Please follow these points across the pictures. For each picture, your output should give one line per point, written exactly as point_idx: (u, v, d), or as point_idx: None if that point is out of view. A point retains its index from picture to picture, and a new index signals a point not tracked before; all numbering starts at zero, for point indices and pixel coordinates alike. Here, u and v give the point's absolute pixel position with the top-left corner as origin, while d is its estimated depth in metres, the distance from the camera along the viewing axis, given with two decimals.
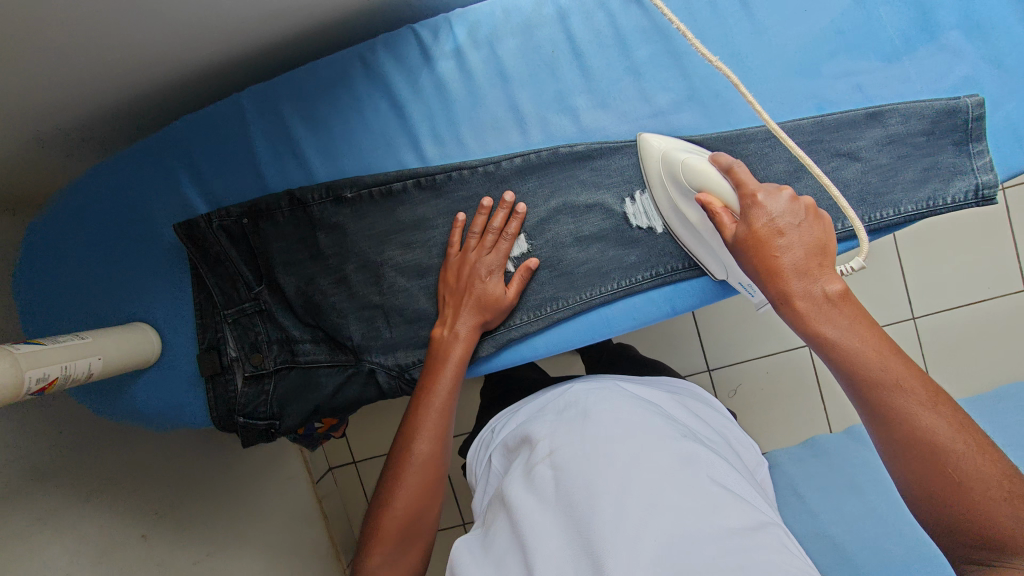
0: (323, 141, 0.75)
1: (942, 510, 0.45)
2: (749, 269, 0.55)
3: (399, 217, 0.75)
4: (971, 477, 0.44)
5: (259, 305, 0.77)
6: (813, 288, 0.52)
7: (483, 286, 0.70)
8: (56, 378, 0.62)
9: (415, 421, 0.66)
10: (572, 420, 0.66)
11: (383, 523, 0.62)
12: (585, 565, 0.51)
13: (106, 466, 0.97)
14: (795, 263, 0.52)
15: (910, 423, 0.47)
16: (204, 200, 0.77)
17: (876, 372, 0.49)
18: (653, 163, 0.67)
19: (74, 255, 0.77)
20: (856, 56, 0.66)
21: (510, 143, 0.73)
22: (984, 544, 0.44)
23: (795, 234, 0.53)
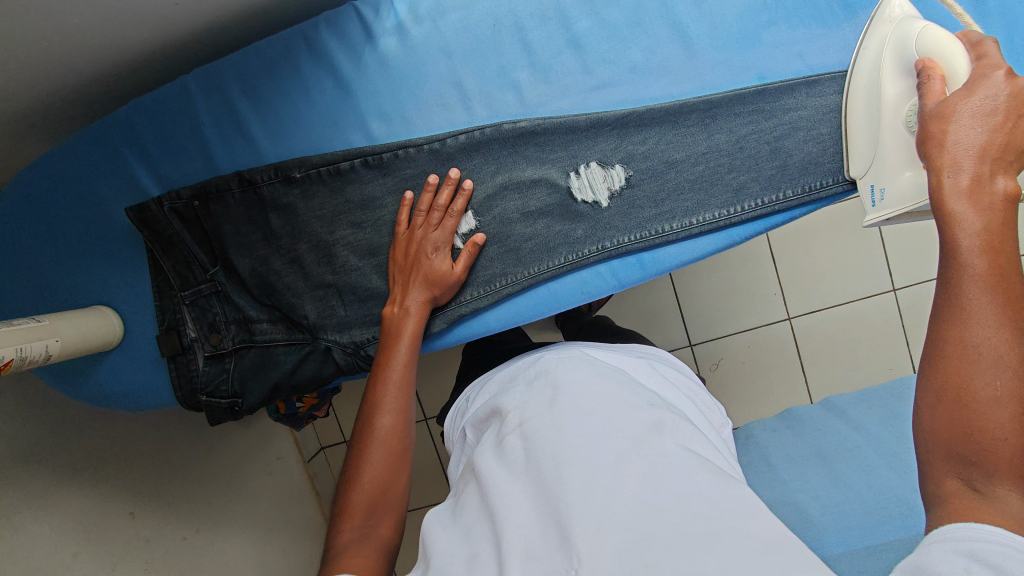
0: (271, 121, 0.75)
1: (957, 421, 0.46)
2: (919, 139, 0.57)
3: (348, 196, 0.76)
4: (994, 401, 0.45)
5: (215, 286, 0.79)
6: (990, 177, 0.52)
7: (430, 261, 0.71)
8: (11, 359, 0.64)
9: (379, 397, 0.67)
10: (542, 393, 0.67)
11: (352, 499, 0.62)
12: (552, 532, 0.51)
13: (91, 447, 1.00)
14: (981, 141, 0.52)
15: (972, 326, 0.48)
16: (157, 184, 0.78)
17: (981, 266, 0.49)
18: (881, 26, 0.62)
19: (33, 242, 0.78)
20: (793, 26, 0.67)
21: (455, 119, 0.73)
22: (976, 463, 0.45)
23: (995, 116, 0.53)
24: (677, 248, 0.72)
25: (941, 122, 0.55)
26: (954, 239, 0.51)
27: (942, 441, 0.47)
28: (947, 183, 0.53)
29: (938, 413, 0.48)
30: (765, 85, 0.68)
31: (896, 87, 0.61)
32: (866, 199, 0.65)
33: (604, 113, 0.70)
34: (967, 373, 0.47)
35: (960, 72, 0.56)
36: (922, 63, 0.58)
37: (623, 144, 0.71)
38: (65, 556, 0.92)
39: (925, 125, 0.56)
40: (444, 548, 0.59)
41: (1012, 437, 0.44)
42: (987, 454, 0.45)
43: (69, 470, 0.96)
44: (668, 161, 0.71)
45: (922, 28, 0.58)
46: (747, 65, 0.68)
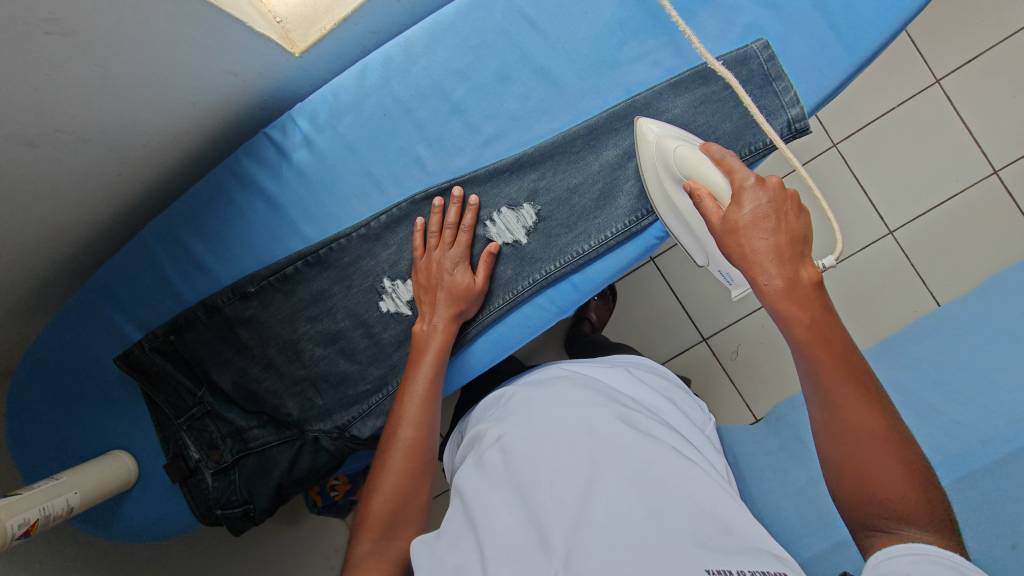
0: (220, 248, 0.84)
1: (863, 492, 0.51)
2: (728, 255, 0.60)
3: (300, 295, 0.83)
4: (881, 471, 0.51)
5: (205, 406, 0.85)
6: (794, 274, 0.56)
7: (450, 277, 0.75)
8: (37, 519, 0.71)
9: (403, 410, 0.70)
10: (518, 410, 0.67)
11: (373, 510, 0.65)
12: (534, 539, 0.51)
13: None
14: (775, 246, 0.56)
15: (840, 404, 0.54)
16: (138, 329, 0.86)
17: (824, 357, 0.55)
18: (646, 150, 0.70)
19: (48, 409, 0.88)
20: (642, 39, 0.72)
21: (374, 203, 0.80)
22: (891, 518, 0.50)
23: (767, 219, 0.57)
24: (602, 263, 0.76)
25: (737, 239, 0.58)
26: (792, 338, 0.56)
27: (853, 506, 0.52)
28: (767, 288, 0.57)
29: (837, 453, 0.54)
30: (633, 96, 0.73)
31: (685, 200, 0.68)
32: (723, 281, 0.71)
33: (499, 162, 0.76)
34: (848, 450, 0.53)
35: (722, 186, 0.62)
36: (688, 186, 0.63)
37: (525, 183, 0.76)
38: None
39: (722, 241, 0.60)
40: (429, 560, 0.56)
41: (910, 488, 0.50)
42: (897, 507, 0.50)
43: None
44: (569, 187, 0.76)
45: (678, 154, 0.65)
46: (613, 85, 0.74)
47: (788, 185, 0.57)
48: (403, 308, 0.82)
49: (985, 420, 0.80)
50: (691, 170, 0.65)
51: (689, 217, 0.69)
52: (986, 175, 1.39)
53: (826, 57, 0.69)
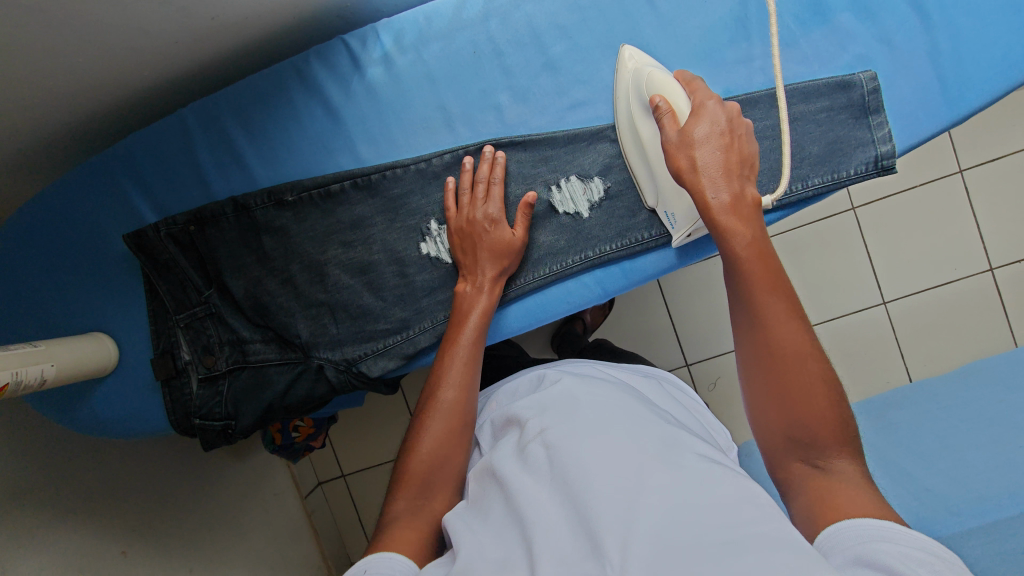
0: (264, 148, 0.78)
1: (787, 416, 0.55)
2: (676, 167, 0.63)
3: (339, 216, 0.79)
4: (804, 395, 0.54)
5: (209, 308, 0.80)
6: (741, 191, 0.61)
7: (490, 232, 0.72)
8: (7, 383, 0.65)
9: (444, 371, 0.68)
10: (557, 399, 0.64)
11: (411, 468, 0.63)
12: (584, 542, 0.48)
13: (97, 488, 1.10)
14: (719, 162, 0.61)
15: (771, 330, 0.57)
16: (153, 210, 0.80)
17: (769, 298, 0.57)
18: (624, 75, 0.71)
19: (32, 271, 0.81)
20: (754, 42, 0.71)
21: (440, 140, 0.76)
22: (811, 445, 0.54)
23: (721, 142, 0.62)
24: (658, 256, 0.75)
25: (690, 150, 0.62)
26: (731, 251, 0.60)
27: (780, 431, 0.56)
28: (713, 201, 0.61)
29: (771, 412, 0.56)
30: (731, 97, 0.71)
31: (648, 128, 0.69)
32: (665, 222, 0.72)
33: (579, 130, 0.74)
34: (776, 376, 0.56)
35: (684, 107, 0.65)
36: (655, 101, 0.65)
37: (600, 159, 0.74)
38: None
39: (673, 151, 0.63)
40: (469, 546, 0.54)
41: (828, 416, 0.54)
42: (815, 435, 0.54)
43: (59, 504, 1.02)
44: None
45: (652, 76, 0.67)
46: (714, 80, 0.72)
47: (738, 108, 0.63)
48: (443, 254, 0.79)
49: (957, 494, 0.83)
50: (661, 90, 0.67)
51: (647, 149, 0.69)
52: (981, 270, 1.45)
53: (925, 106, 0.69)
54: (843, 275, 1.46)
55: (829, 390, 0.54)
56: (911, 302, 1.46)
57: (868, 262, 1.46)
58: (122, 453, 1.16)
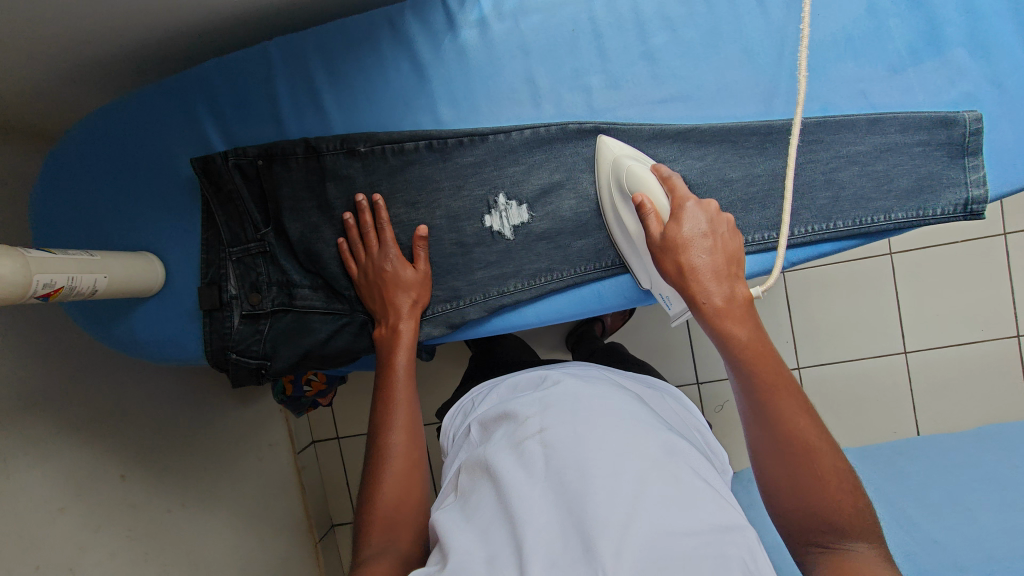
0: (343, 95, 0.77)
1: (808, 507, 0.56)
2: (668, 265, 0.65)
3: (407, 175, 0.77)
4: (824, 478, 0.56)
5: (264, 247, 0.79)
6: (731, 292, 0.62)
7: (392, 271, 0.75)
8: (62, 287, 0.65)
9: (388, 414, 0.70)
10: (560, 398, 0.65)
11: (376, 513, 0.65)
12: (575, 545, 0.51)
13: (101, 414, 1.20)
14: (711, 265, 0.63)
15: (791, 425, 0.58)
16: (223, 140, 0.80)
17: (783, 401, 0.58)
18: (605, 165, 0.72)
19: (96, 182, 0.81)
20: (860, 63, 0.69)
21: (522, 114, 0.75)
22: (828, 530, 0.56)
23: (707, 248, 0.63)
24: None
25: (684, 260, 0.63)
26: (733, 356, 0.61)
27: (796, 524, 0.57)
28: (707, 306, 0.62)
29: (791, 502, 0.57)
30: (827, 116, 0.70)
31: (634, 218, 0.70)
32: (663, 305, 0.72)
33: (666, 126, 0.72)
34: (782, 467, 0.58)
35: (664, 203, 0.67)
36: (638, 199, 0.66)
37: (682, 158, 0.72)
38: (52, 510, 1.07)
39: (662, 256, 0.65)
40: (459, 544, 0.56)
41: (846, 499, 0.56)
42: (835, 522, 0.56)
43: (63, 426, 1.11)
44: (723, 179, 0.72)
45: (630, 169, 0.69)
46: (813, 96, 0.70)
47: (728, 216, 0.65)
48: (506, 230, 0.77)
49: (969, 553, 0.82)
50: (640, 185, 0.68)
51: (636, 239, 0.71)
52: (1009, 336, 1.43)
53: None
54: (869, 319, 1.45)
55: (843, 474, 0.57)
56: (930, 355, 1.45)
57: (895, 310, 1.44)
58: (133, 391, 1.28)
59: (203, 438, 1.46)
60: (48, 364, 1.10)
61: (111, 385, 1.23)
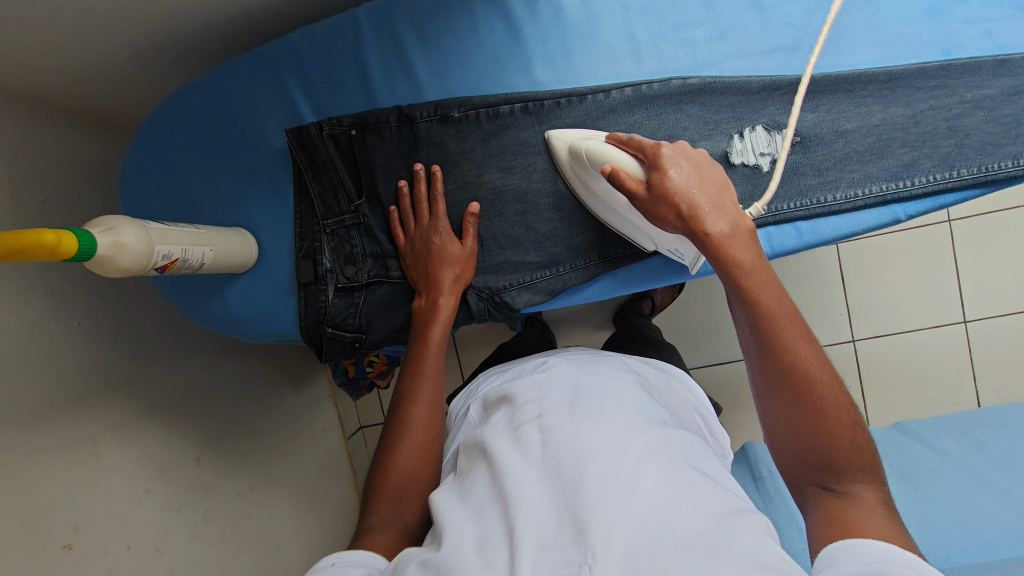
0: (434, 59, 0.76)
1: (813, 445, 0.56)
2: (662, 217, 0.62)
3: (502, 140, 0.76)
4: (827, 409, 0.56)
5: (358, 218, 0.80)
6: (734, 224, 0.61)
7: (440, 244, 0.75)
8: (177, 259, 0.65)
9: (413, 388, 0.71)
10: (557, 390, 0.67)
11: (387, 480, 0.66)
12: (567, 527, 0.50)
13: (174, 399, 1.21)
14: (706, 203, 0.61)
15: (794, 358, 0.57)
16: (313, 112, 0.79)
17: (788, 333, 0.58)
18: (561, 154, 0.72)
19: (186, 157, 0.81)
20: (986, 4, 0.68)
21: (622, 71, 0.73)
22: (827, 468, 0.55)
23: (701, 183, 0.62)
24: (839, 220, 0.70)
25: (681, 198, 0.61)
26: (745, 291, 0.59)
27: (796, 460, 0.58)
28: (714, 234, 0.60)
29: (791, 438, 0.57)
30: (951, 59, 0.67)
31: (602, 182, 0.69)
32: (675, 259, 0.71)
33: (777, 77, 0.70)
34: (781, 401, 0.58)
35: (632, 164, 0.65)
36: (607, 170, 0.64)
37: (793, 111, 0.70)
38: (139, 491, 1.08)
39: (655, 210, 0.63)
40: (452, 527, 0.55)
41: (847, 430, 0.56)
42: (839, 462, 0.55)
43: (143, 410, 1.13)
44: (838, 130, 0.69)
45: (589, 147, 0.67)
46: (934, 39, 0.68)
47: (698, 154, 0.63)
48: None
49: None
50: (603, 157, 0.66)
51: (620, 206, 0.69)
52: None
53: None
54: (930, 289, 1.40)
55: (845, 408, 0.56)
56: (992, 325, 1.41)
57: (954, 280, 1.40)
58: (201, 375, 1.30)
59: (264, 422, 1.48)
60: (122, 350, 1.11)
61: (181, 370, 1.25)
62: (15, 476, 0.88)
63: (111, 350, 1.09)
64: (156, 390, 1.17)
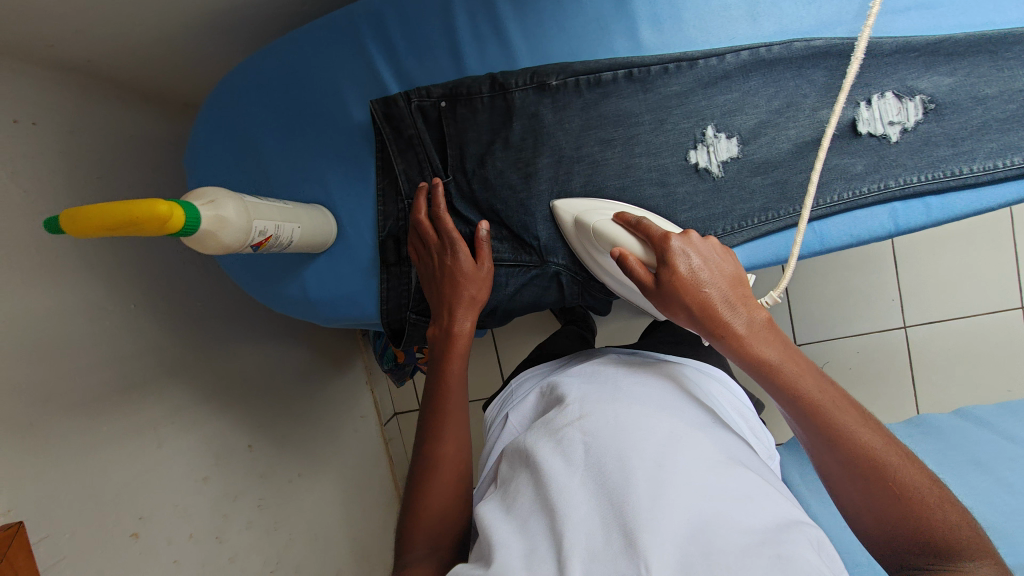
0: (529, 22, 0.70)
1: (908, 528, 0.49)
2: (680, 305, 0.57)
3: (603, 110, 0.71)
4: (908, 488, 0.50)
5: (446, 197, 0.76)
6: (750, 310, 0.57)
7: (458, 268, 0.72)
8: (271, 236, 0.61)
9: (437, 423, 0.73)
10: (597, 392, 0.66)
11: (420, 518, 0.67)
12: (616, 537, 0.49)
13: (227, 383, 1.17)
14: (721, 290, 0.56)
15: (864, 443, 0.51)
16: (397, 80, 0.74)
17: (835, 412, 0.53)
18: (570, 223, 0.70)
19: (259, 130, 0.76)
20: None
21: (736, 34, 0.68)
22: (926, 557, 0.48)
23: (714, 274, 0.57)
24: (972, 195, 0.66)
25: (693, 292, 0.56)
26: (779, 379, 0.54)
27: (888, 548, 0.51)
28: (729, 328, 0.56)
29: (878, 524, 0.51)
30: None
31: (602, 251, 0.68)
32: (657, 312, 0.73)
33: (913, 38, 0.64)
34: (858, 491, 0.52)
35: (638, 245, 0.62)
36: (617, 251, 0.60)
37: (928, 75, 0.65)
38: (198, 478, 1.04)
39: (665, 301, 0.58)
40: (498, 536, 0.54)
41: (941, 506, 0.49)
42: (937, 543, 0.48)
43: (198, 395, 1.09)
44: (976, 96, 0.64)
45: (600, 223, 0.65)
46: None
47: (718, 242, 0.60)
48: (714, 167, 0.70)
49: None
50: (614, 235, 0.64)
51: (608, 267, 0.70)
52: None
53: None
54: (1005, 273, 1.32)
55: (930, 481, 0.50)
56: None
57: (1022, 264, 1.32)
58: (249, 360, 1.26)
59: (310, 408, 1.44)
60: (176, 332, 1.07)
61: (230, 353, 1.20)
62: (84, 462, 0.84)
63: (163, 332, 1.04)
64: (209, 375, 1.13)
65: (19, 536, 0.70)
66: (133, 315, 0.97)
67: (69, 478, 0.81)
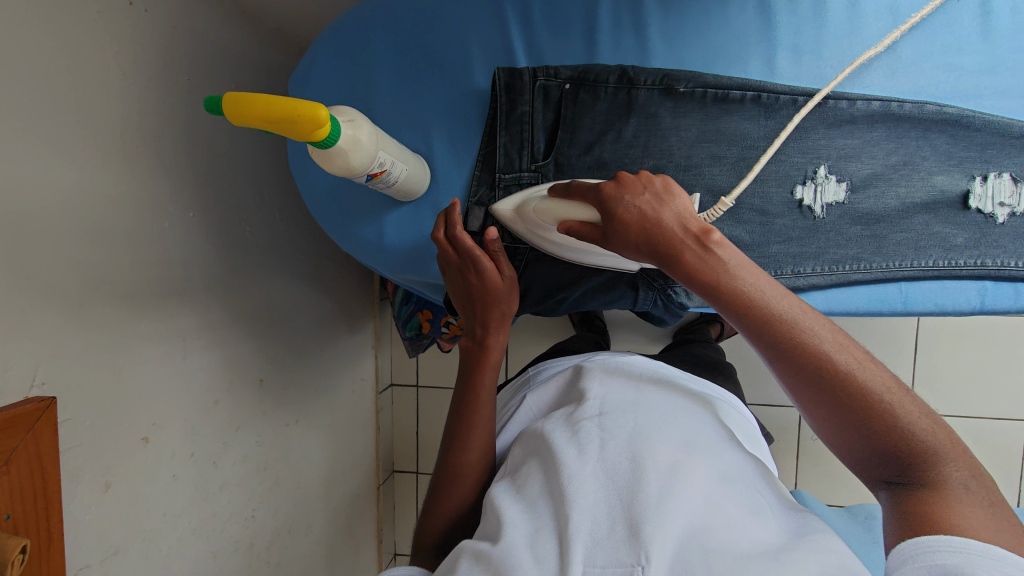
0: (671, 24, 0.71)
1: (879, 444, 0.50)
2: (640, 252, 0.58)
3: (722, 126, 0.71)
4: (876, 402, 0.50)
5: (536, 177, 0.74)
6: (698, 234, 0.56)
7: (485, 280, 0.71)
8: (387, 171, 0.61)
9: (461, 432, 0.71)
10: (620, 395, 0.63)
11: (438, 515, 0.71)
12: (620, 526, 0.47)
13: (255, 314, 1.13)
14: (677, 218, 0.57)
15: (823, 363, 0.51)
16: (525, 50, 0.74)
17: (793, 339, 0.52)
18: (511, 220, 0.71)
19: (373, 67, 0.75)
20: None
21: (873, 84, 0.68)
22: (898, 469, 0.50)
23: (661, 209, 0.57)
24: None
25: (638, 231, 0.57)
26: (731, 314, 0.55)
27: (861, 464, 0.52)
28: (683, 261, 0.55)
29: (853, 446, 0.52)
30: None
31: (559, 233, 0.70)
32: None
33: None
34: (822, 413, 0.52)
35: (579, 210, 0.62)
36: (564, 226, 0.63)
37: None
38: (210, 401, 1.00)
39: (620, 244, 0.59)
40: (507, 517, 0.51)
41: (909, 416, 0.49)
42: (905, 452, 0.49)
43: (228, 317, 1.05)
44: None
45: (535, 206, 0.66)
46: None
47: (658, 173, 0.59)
48: (817, 207, 0.70)
49: None
50: (553, 212, 0.64)
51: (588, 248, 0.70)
52: None
53: None
54: None
55: (890, 390, 0.50)
56: None
57: None
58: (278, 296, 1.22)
59: (319, 360, 1.40)
60: (223, 247, 1.03)
61: (263, 284, 1.16)
62: (115, 355, 0.81)
63: (213, 244, 1.00)
64: (241, 300, 1.09)
65: (47, 412, 0.67)
66: (194, 221, 0.94)
67: (97, 368, 0.78)
